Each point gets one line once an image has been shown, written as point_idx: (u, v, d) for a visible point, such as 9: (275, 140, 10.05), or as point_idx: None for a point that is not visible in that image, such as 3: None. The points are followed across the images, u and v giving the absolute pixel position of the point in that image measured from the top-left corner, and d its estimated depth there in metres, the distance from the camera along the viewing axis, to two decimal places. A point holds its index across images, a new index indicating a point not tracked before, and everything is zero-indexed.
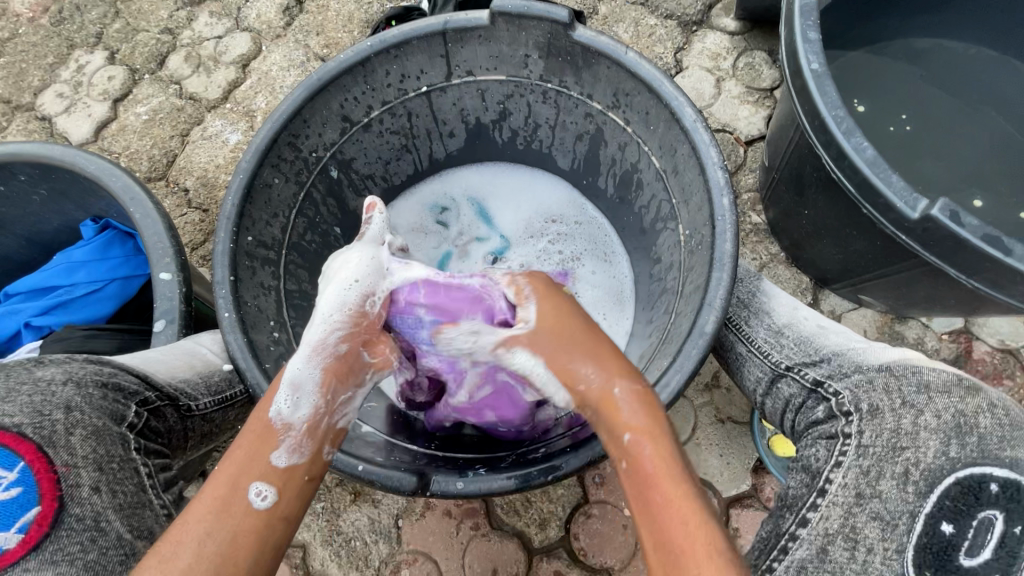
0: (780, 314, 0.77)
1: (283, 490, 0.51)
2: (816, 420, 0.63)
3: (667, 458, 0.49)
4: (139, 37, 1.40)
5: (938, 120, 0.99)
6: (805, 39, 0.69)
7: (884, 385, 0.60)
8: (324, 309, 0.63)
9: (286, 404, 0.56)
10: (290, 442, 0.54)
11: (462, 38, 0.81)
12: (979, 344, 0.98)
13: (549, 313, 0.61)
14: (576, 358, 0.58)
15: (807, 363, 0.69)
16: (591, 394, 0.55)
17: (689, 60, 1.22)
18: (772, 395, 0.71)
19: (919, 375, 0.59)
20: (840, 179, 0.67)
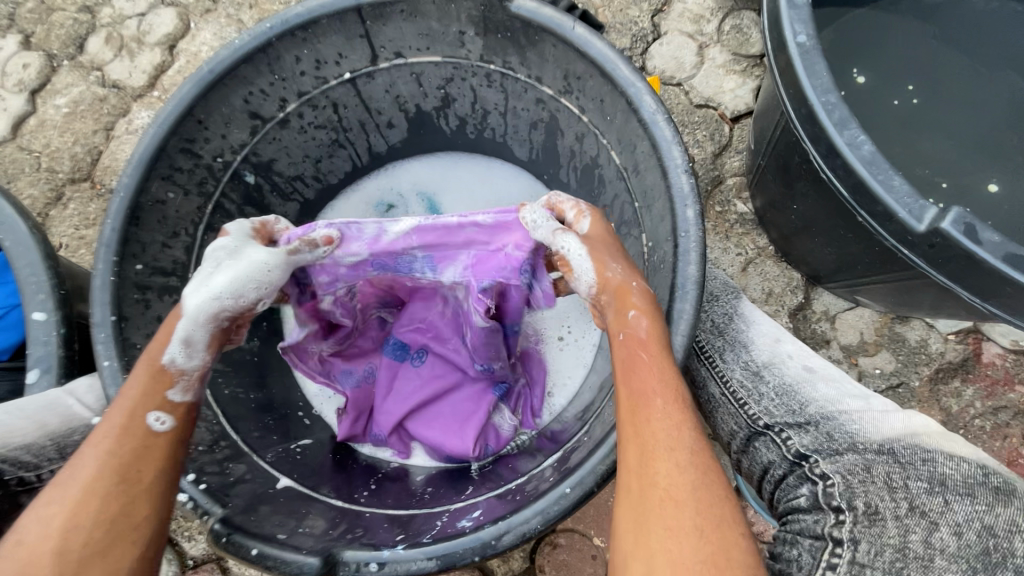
0: (760, 350, 0.67)
1: (182, 420, 0.51)
2: (796, 508, 0.53)
3: (661, 335, 0.50)
4: (54, 17, 1.25)
5: (951, 89, 0.85)
6: (790, 4, 0.56)
7: (885, 478, 0.50)
8: (223, 282, 0.54)
9: (180, 353, 0.53)
10: (186, 382, 0.53)
11: (382, 14, 0.68)
12: (989, 345, 0.87)
13: (604, 230, 0.58)
14: (614, 253, 0.56)
15: (789, 423, 0.59)
16: (612, 285, 0.54)
17: (668, 24, 1.07)
18: (748, 456, 0.61)
19: (934, 466, 0.51)
20: (832, 181, 0.55)
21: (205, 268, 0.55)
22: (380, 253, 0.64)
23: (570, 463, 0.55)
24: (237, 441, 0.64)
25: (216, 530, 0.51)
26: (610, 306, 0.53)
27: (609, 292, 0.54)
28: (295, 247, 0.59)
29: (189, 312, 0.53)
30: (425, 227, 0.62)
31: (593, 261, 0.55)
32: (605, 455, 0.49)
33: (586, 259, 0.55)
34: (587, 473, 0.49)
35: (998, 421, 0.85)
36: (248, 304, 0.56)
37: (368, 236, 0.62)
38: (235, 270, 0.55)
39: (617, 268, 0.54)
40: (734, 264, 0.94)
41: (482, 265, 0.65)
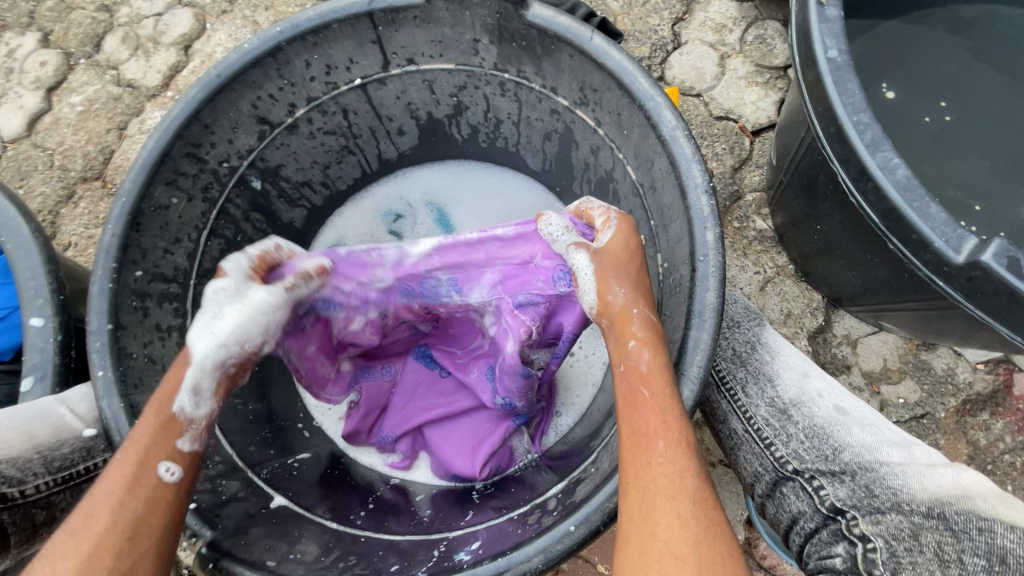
0: (787, 385, 0.62)
1: (189, 474, 0.48)
2: (834, 572, 0.49)
3: (664, 368, 0.47)
4: (73, 15, 1.26)
5: (986, 106, 0.82)
6: (821, 17, 0.53)
7: (936, 550, 0.46)
8: (229, 330, 0.50)
9: (188, 400, 0.49)
10: (195, 431, 0.50)
11: (395, 20, 0.66)
12: (1021, 377, 0.83)
13: (624, 241, 0.53)
14: (627, 274, 0.52)
15: (823, 472, 0.55)
16: (611, 311, 0.51)
17: (688, 33, 1.04)
18: (773, 499, 0.57)
19: (991, 538, 0.46)
20: (862, 205, 0.52)
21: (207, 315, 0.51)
22: (406, 276, 0.63)
23: (575, 496, 0.52)
24: (231, 456, 0.61)
25: (204, 555, 0.50)
26: (611, 331, 0.51)
27: (608, 317, 0.51)
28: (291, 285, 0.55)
29: (196, 362, 0.50)
30: (446, 247, 0.61)
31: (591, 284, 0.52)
32: (613, 494, 0.47)
33: (590, 280, 0.52)
34: (594, 510, 0.47)
35: None
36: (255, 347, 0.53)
37: (391, 260, 0.62)
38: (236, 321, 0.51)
39: (622, 293, 0.51)
40: (751, 283, 0.91)
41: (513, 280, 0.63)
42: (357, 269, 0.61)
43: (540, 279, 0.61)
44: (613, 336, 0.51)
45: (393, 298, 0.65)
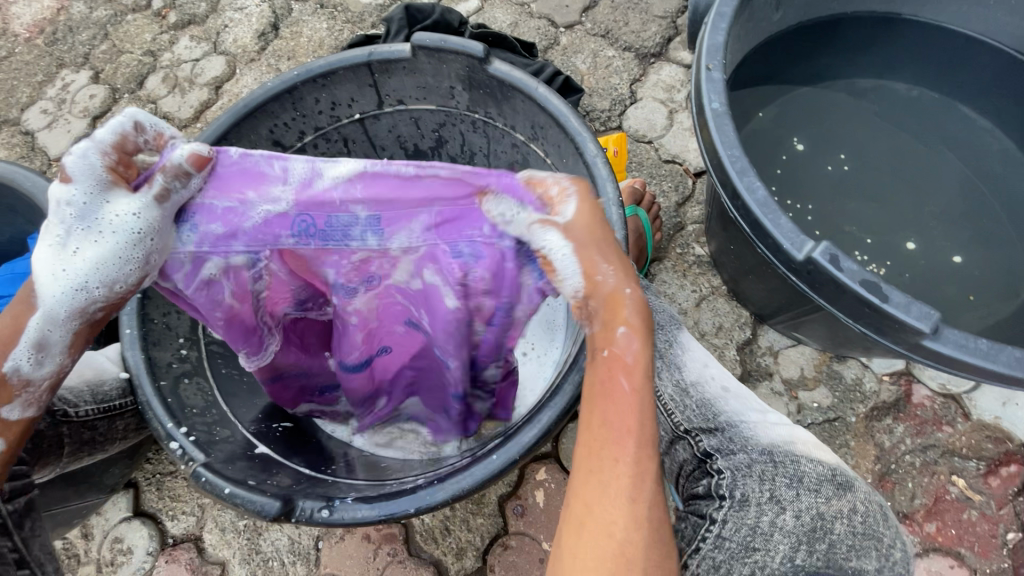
0: (691, 369, 0.70)
1: (14, 439, 0.60)
2: (696, 495, 0.61)
3: (643, 368, 0.50)
4: (122, 58, 1.47)
5: (878, 157, 0.98)
6: (709, 78, 0.70)
7: (761, 473, 0.59)
8: (83, 275, 0.53)
9: (24, 362, 0.57)
10: (26, 399, 0.59)
11: (388, 69, 0.83)
12: (919, 387, 0.95)
13: (591, 208, 0.53)
14: (604, 246, 0.52)
15: (703, 429, 0.65)
16: (601, 292, 0.52)
17: (643, 92, 1.23)
18: (669, 454, 0.68)
19: (797, 466, 0.59)
20: (737, 218, 0.66)
21: (57, 245, 0.52)
22: (307, 203, 0.58)
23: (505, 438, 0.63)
24: (226, 411, 0.74)
25: (198, 472, 0.60)
26: (602, 314, 0.51)
27: (601, 298, 0.52)
28: (165, 192, 0.53)
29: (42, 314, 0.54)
30: (371, 176, 0.58)
31: (580, 267, 0.52)
32: (530, 432, 0.58)
33: (575, 262, 0.52)
34: (514, 445, 0.58)
35: (927, 458, 0.91)
36: (126, 288, 0.55)
37: (298, 178, 0.57)
38: (92, 257, 0.52)
39: (610, 271, 0.52)
40: (688, 299, 1.05)
41: (449, 225, 0.60)
42: (246, 180, 0.57)
43: (486, 225, 0.59)
44: (601, 319, 0.52)
45: (289, 225, 0.59)
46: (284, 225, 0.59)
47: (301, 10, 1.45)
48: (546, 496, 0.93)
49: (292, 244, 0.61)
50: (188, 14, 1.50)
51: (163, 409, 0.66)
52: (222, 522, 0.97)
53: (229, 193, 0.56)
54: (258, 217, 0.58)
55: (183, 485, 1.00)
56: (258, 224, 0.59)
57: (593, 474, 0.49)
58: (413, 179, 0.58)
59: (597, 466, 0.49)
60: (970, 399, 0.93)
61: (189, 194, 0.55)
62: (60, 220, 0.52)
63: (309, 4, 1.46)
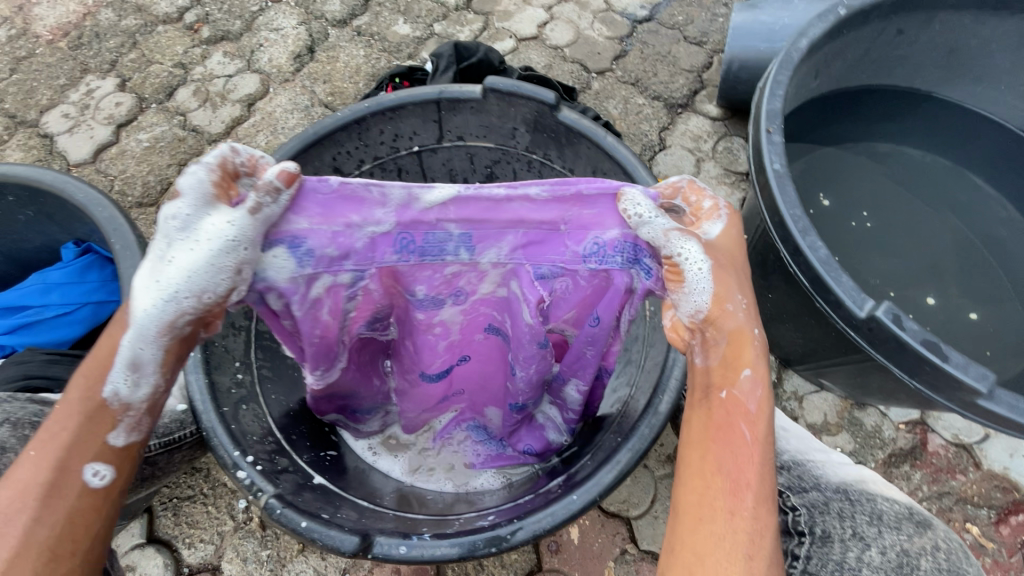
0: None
1: (120, 469, 0.55)
2: None
3: (762, 413, 0.56)
4: (151, 68, 1.46)
5: (897, 217, 1.05)
6: (769, 140, 0.75)
7: (838, 510, 0.62)
8: (177, 285, 0.51)
9: (123, 384, 0.54)
10: (128, 423, 0.55)
11: (456, 107, 0.86)
12: (933, 436, 1.00)
13: (732, 238, 0.59)
14: (739, 280, 0.57)
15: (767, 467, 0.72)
16: (730, 324, 0.56)
17: (672, 139, 1.30)
18: None
19: (873, 504, 0.63)
20: (796, 273, 0.71)
21: (155, 259, 0.51)
22: (408, 223, 0.60)
23: (577, 477, 0.65)
24: (279, 438, 0.73)
25: (270, 505, 0.60)
26: (724, 347, 0.57)
27: (726, 328, 0.57)
28: (258, 203, 0.52)
29: (136, 327, 0.52)
30: (463, 200, 0.59)
31: (715, 289, 0.56)
32: (608, 472, 0.60)
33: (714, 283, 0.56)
34: (593, 486, 0.60)
35: (942, 505, 0.95)
36: (214, 300, 0.53)
37: (396, 201, 0.58)
38: (184, 264, 0.51)
39: (741, 304, 0.57)
40: None
41: (535, 247, 0.63)
42: (346, 205, 0.57)
43: (568, 252, 0.63)
44: (721, 355, 0.57)
45: (386, 246, 0.61)
46: (386, 244, 0.61)
47: (338, 36, 1.48)
48: (581, 532, 0.93)
49: (394, 261, 0.62)
50: (222, 30, 1.50)
51: (227, 436, 0.64)
52: (243, 552, 0.94)
53: (336, 216, 0.58)
54: (364, 238, 0.60)
55: (201, 512, 0.96)
56: (365, 243, 0.60)
57: (715, 512, 0.53)
58: (506, 200, 0.58)
59: (715, 502, 0.53)
60: (980, 449, 0.99)
61: (280, 210, 0.55)
62: (160, 234, 0.52)
63: (346, 31, 1.49)
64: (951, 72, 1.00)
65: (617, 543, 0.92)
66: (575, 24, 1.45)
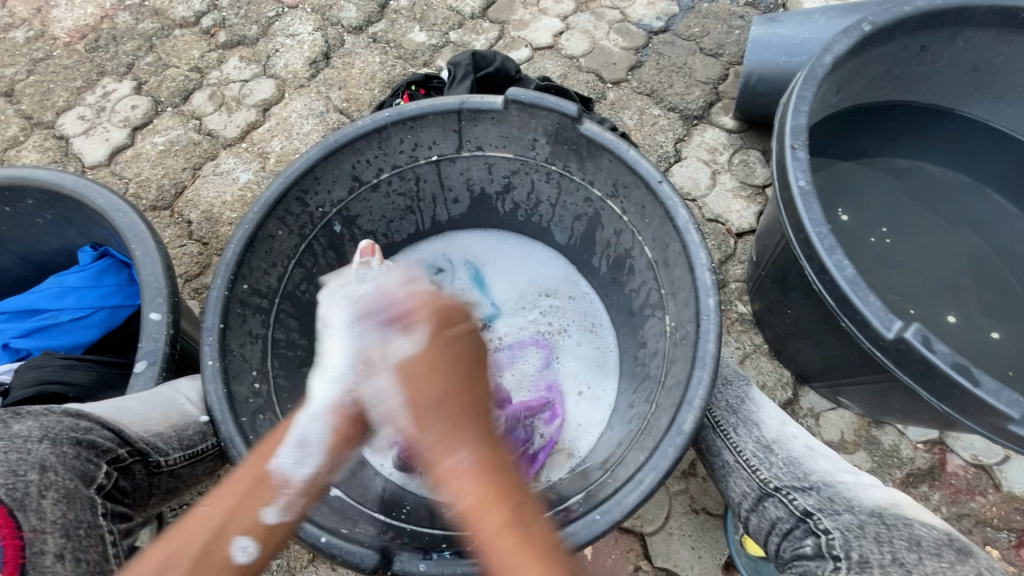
0: (769, 428, 0.81)
1: (263, 545, 0.55)
2: (803, 555, 0.68)
3: (521, 529, 0.54)
4: (168, 72, 1.46)
5: (920, 234, 1.05)
6: (794, 157, 0.75)
7: (875, 535, 0.66)
8: (337, 367, 0.65)
9: (291, 461, 0.59)
10: (282, 500, 0.57)
11: (476, 117, 0.86)
12: (953, 457, 0.99)
13: (445, 353, 0.64)
14: (429, 395, 0.61)
15: (795, 487, 0.73)
16: (439, 445, 0.59)
17: (687, 151, 1.29)
18: (757, 512, 0.75)
19: (911, 530, 0.67)
20: (821, 291, 0.71)
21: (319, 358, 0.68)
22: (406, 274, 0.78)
23: (602, 495, 0.65)
24: None
25: None
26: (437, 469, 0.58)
27: (439, 456, 0.58)
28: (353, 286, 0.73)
29: (311, 411, 0.63)
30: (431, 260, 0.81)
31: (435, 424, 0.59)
32: (633, 494, 0.61)
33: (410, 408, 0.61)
34: (616, 506, 0.61)
35: (961, 527, 0.94)
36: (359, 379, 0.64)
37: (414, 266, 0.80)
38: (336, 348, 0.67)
39: (424, 421, 0.60)
40: (732, 356, 1.08)
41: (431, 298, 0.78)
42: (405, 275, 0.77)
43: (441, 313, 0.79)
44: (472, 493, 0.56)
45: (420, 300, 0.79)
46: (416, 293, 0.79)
47: (353, 43, 1.48)
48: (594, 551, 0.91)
49: None
50: (238, 35, 1.50)
51: (244, 447, 0.67)
52: None
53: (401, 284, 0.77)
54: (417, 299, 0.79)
55: None
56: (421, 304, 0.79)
57: None
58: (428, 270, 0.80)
59: None
60: (1000, 470, 0.97)
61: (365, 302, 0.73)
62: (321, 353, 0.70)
63: (362, 38, 1.48)
64: (973, 89, 0.99)
65: (631, 559, 0.91)
66: (591, 34, 1.44)
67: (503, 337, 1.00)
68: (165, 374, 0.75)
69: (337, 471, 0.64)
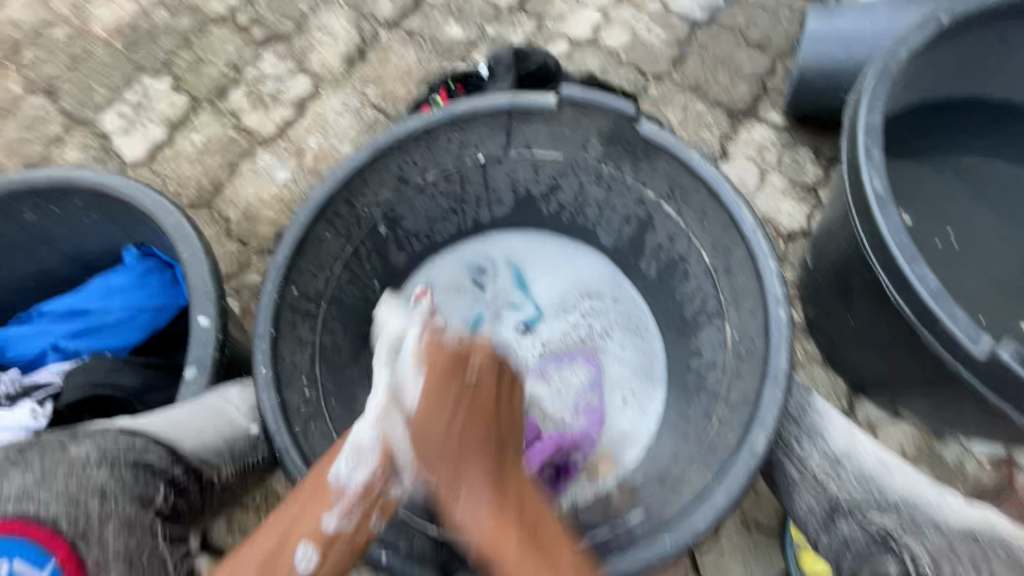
0: (838, 441, 0.76)
1: (323, 557, 0.55)
2: (882, 573, 0.62)
3: None
4: (204, 69, 1.45)
5: (985, 235, 0.98)
6: (869, 159, 0.71)
7: (964, 550, 0.59)
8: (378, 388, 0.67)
9: (345, 468, 0.60)
10: (342, 506, 0.57)
11: (527, 117, 0.83)
12: (1021, 474, 0.94)
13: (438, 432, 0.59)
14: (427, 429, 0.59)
15: (872, 505, 0.70)
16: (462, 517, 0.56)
17: (734, 149, 1.24)
18: (828, 530, 0.71)
19: (1006, 550, 0.61)
20: (900, 304, 0.68)
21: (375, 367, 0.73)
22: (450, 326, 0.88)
23: (672, 510, 0.66)
24: None
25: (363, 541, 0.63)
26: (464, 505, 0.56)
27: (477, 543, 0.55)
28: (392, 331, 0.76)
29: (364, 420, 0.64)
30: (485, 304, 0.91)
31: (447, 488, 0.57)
32: (702, 518, 0.60)
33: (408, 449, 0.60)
34: (686, 528, 0.61)
35: None
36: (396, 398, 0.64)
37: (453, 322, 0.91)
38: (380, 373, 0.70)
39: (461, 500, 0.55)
40: None
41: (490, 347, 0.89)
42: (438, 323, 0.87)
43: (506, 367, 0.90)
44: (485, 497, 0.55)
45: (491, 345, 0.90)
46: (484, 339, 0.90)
47: (389, 38, 1.45)
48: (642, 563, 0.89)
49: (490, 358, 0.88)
50: (273, 31, 1.49)
51: (299, 457, 0.67)
52: None
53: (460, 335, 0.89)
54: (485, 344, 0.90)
55: (255, 521, 0.94)
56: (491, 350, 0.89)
57: None
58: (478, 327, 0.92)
59: None
60: None
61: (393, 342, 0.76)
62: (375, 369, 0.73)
63: (397, 32, 1.46)
64: None
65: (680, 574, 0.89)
66: (631, 27, 1.40)
67: (545, 344, 0.98)
68: (216, 381, 0.74)
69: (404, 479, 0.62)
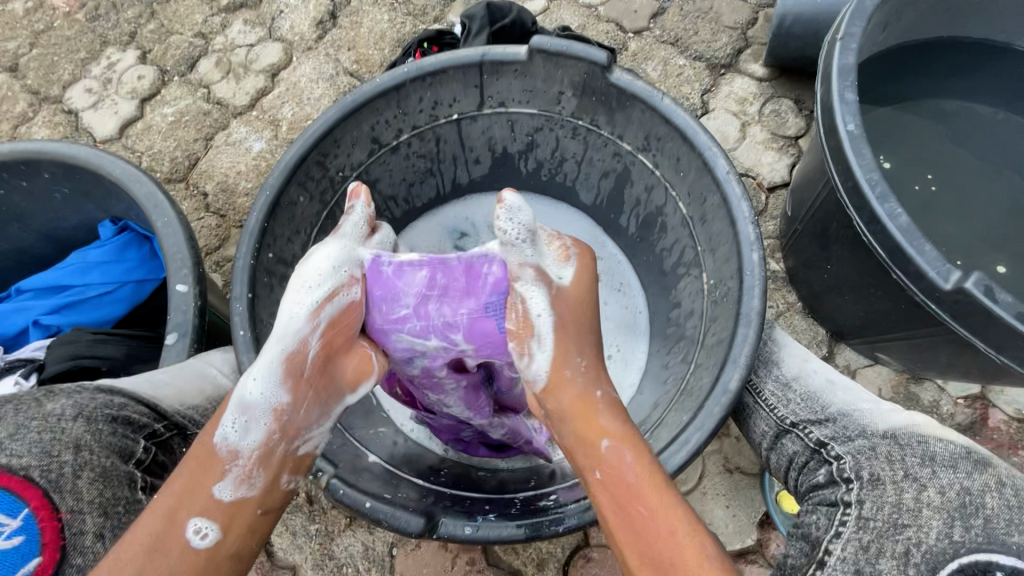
0: (789, 365, 0.78)
1: (225, 527, 0.54)
2: (818, 485, 0.66)
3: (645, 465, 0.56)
4: (171, 39, 1.40)
5: (964, 178, 0.98)
6: (842, 99, 0.70)
7: (887, 454, 0.63)
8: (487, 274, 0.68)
9: (234, 430, 0.58)
10: (237, 473, 0.57)
11: (499, 70, 0.81)
12: (994, 411, 0.97)
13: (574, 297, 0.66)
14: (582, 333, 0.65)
15: (811, 421, 0.71)
16: (573, 389, 0.62)
17: (715, 102, 1.23)
18: (776, 450, 0.73)
19: (926, 447, 0.63)
20: (871, 242, 0.69)
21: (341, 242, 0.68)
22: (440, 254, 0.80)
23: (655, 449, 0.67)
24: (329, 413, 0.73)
25: (332, 484, 0.66)
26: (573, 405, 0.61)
27: (567, 395, 0.62)
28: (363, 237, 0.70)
29: (257, 375, 0.60)
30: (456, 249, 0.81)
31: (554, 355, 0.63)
32: (678, 460, 0.62)
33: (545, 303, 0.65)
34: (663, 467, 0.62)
35: None
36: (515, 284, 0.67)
37: None
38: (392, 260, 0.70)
39: (579, 368, 0.63)
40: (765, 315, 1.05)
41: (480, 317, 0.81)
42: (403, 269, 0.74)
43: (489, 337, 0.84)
44: (573, 428, 0.60)
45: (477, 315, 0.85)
46: None
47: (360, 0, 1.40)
48: None
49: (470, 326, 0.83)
50: None
51: None
52: (292, 526, 0.94)
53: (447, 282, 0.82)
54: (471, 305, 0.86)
55: None
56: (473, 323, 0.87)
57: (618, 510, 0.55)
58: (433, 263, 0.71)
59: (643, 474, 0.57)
60: None
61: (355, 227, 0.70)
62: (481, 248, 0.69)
63: None
64: None
65: None
66: None
67: None
68: (197, 346, 0.75)
69: (311, 432, 0.62)
